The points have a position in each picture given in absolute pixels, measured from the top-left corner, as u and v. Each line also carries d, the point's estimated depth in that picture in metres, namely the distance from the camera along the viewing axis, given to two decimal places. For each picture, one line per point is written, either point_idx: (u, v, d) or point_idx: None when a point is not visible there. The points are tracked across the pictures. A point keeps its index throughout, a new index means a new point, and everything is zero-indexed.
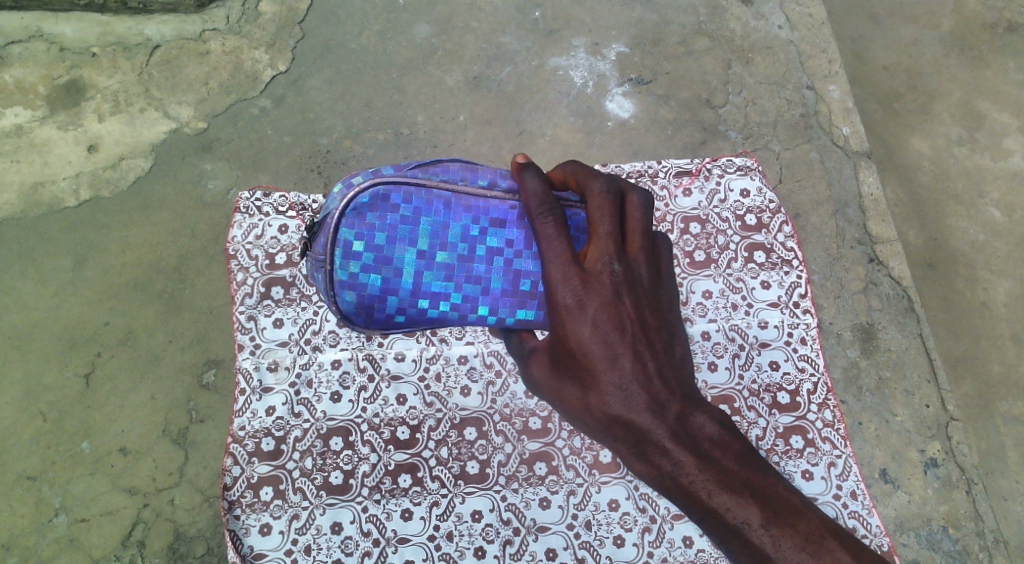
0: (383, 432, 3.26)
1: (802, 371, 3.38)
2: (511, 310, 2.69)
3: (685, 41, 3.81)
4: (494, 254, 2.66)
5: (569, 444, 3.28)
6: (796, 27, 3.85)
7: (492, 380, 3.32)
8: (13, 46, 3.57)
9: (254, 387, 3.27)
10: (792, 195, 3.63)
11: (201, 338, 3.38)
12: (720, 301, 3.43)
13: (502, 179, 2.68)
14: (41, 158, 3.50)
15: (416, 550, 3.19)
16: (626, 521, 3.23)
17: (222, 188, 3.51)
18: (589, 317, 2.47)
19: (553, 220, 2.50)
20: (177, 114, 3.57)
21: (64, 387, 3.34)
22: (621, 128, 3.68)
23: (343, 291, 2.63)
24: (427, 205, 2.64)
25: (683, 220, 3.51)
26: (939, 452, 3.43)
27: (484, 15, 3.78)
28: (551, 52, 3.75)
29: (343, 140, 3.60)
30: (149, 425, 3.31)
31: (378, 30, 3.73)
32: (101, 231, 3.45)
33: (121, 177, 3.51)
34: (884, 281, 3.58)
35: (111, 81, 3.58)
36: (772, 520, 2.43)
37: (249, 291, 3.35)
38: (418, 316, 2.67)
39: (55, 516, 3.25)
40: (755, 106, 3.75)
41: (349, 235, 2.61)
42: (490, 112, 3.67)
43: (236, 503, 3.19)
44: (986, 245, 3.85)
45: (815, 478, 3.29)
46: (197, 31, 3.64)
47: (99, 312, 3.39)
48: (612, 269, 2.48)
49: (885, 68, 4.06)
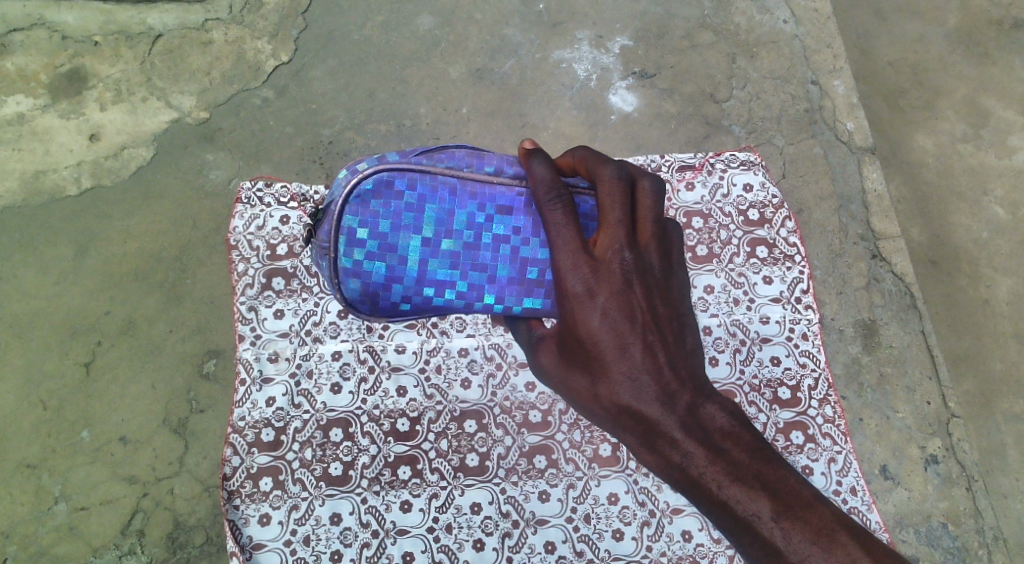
0: (383, 423, 3.26)
1: (803, 367, 3.38)
2: (518, 299, 2.67)
3: (690, 35, 3.79)
4: (500, 241, 2.66)
5: (568, 438, 3.28)
6: (801, 22, 3.83)
7: (492, 373, 3.32)
8: (15, 34, 3.56)
9: (254, 377, 3.27)
10: (795, 190, 3.62)
11: (201, 328, 3.38)
12: (722, 296, 3.42)
13: (508, 166, 2.68)
14: (42, 146, 3.50)
15: (415, 542, 3.19)
16: (625, 515, 3.23)
17: (224, 178, 3.51)
18: (599, 306, 2.46)
19: (561, 207, 2.49)
20: (179, 103, 3.56)
21: (65, 376, 3.34)
22: (625, 121, 3.67)
23: (347, 279, 2.63)
24: (432, 191, 2.64)
25: (686, 215, 3.50)
26: (939, 449, 3.43)
27: (488, 6, 3.76)
28: (555, 45, 3.74)
29: (346, 131, 3.59)
30: (149, 415, 3.32)
31: (381, 22, 3.72)
32: (102, 220, 3.45)
33: (123, 167, 3.50)
34: (886, 278, 3.57)
35: (114, 70, 3.57)
36: (783, 513, 2.43)
37: (251, 281, 3.35)
38: (423, 304, 2.66)
39: (54, 504, 3.26)
40: (759, 100, 3.73)
41: (353, 222, 2.61)
42: (493, 104, 3.65)
43: (236, 493, 3.20)
44: (990, 242, 3.84)
45: (815, 473, 3.29)
46: (200, 21, 3.63)
47: (100, 301, 3.39)
48: (623, 257, 2.47)
49: (890, 64, 4.04)
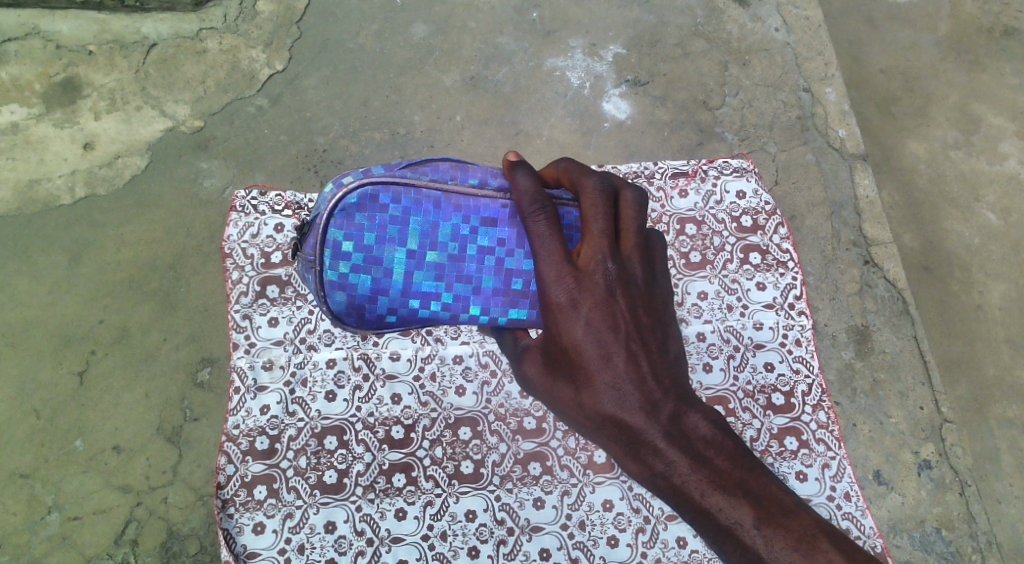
0: (377, 431, 3.26)
1: (796, 373, 3.39)
2: (503, 310, 2.69)
3: (682, 43, 3.82)
4: (485, 253, 2.67)
5: (563, 445, 3.28)
6: (793, 30, 3.85)
7: (486, 380, 3.32)
8: (9, 44, 3.57)
9: (248, 385, 3.27)
10: (788, 197, 3.64)
11: (195, 336, 3.38)
12: (715, 302, 3.43)
13: (492, 178, 2.69)
14: (36, 155, 3.50)
15: (410, 550, 3.19)
16: (620, 522, 3.24)
17: (218, 187, 3.51)
18: (582, 316, 2.48)
19: (545, 219, 2.50)
20: (173, 112, 3.57)
21: (59, 385, 3.33)
22: (618, 129, 3.69)
23: (333, 292, 2.64)
24: (416, 204, 2.64)
25: (679, 222, 3.51)
26: (933, 454, 3.44)
27: (482, 15, 3.78)
28: (549, 53, 3.76)
29: (340, 139, 3.60)
30: (143, 423, 3.31)
31: (375, 30, 3.73)
32: (96, 229, 3.45)
33: (117, 175, 3.50)
34: (879, 283, 3.58)
35: (108, 79, 3.58)
36: (765, 521, 2.44)
37: (245, 289, 3.35)
38: (409, 316, 2.67)
39: (48, 514, 3.25)
40: (751, 108, 3.75)
41: (338, 235, 2.62)
42: (487, 112, 3.67)
43: (230, 501, 3.19)
44: (982, 248, 3.86)
45: (808, 479, 3.30)
46: (194, 30, 3.64)
47: (94, 309, 3.39)
48: (606, 267, 2.49)
49: (882, 71, 4.07)
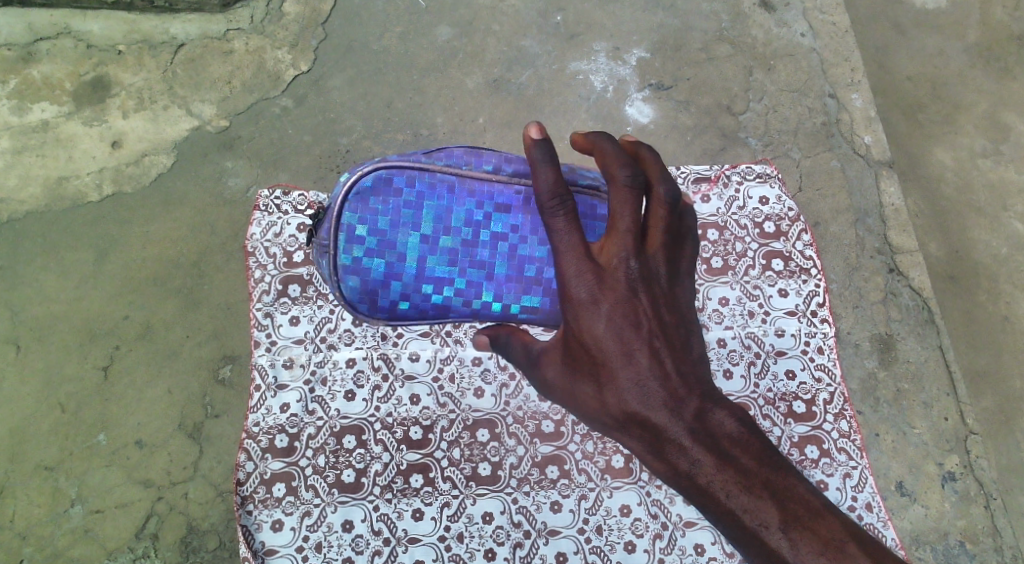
0: (396, 431, 3.27)
1: (818, 381, 3.36)
2: (516, 297, 2.71)
3: (707, 47, 3.80)
4: (498, 239, 2.69)
5: (581, 449, 3.27)
6: (819, 35, 3.83)
7: (505, 383, 3.32)
8: (41, 43, 3.62)
9: (269, 384, 3.29)
10: (812, 204, 3.61)
11: (218, 334, 3.42)
12: (737, 309, 3.41)
13: (507, 163, 2.69)
14: (66, 153, 3.55)
15: (427, 550, 3.19)
16: (637, 527, 3.22)
17: (242, 186, 3.55)
18: (604, 313, 2.47)
19: (563, 215, 2.48)
20: (199, 111, 3.61)
21: (83, 380, 3.37)
22: (641, 133, 3.68)
23: (347, 276, 2.67)
24: (430, 189, 2.67)
25: (702, 226, 3.48)
26: (957, 466, 3.40)
27: (506, 18, 3.79)
28: (572, 56, 3.76)
29: (363, 140, 3.62)
30: (165, 419, 3.35)
31: (399, 32, 3.75)
32: (123, 226, 3.49)
33: (143, 173, 3.55)
34: (904, 292, 3.55)
35: (137, 78, 3.63)
36: (792, 523, 2.40)
37: (266, 288, 3.37)
38: (422, 301, 2.70)
39: (71, 507, 3.28)
40: (776, 113, 3.73)
41: (352, 219, 2.65)
42: (509, 115, 3.68)
43: (249, 498, 3.21)
44: (1009, 258, 3.81)
45: (830, 488, 3.27)
46: (221, 30, 3.68)
47: (119, 305, 3.43)
48: (629, 266, 2.48)
49: (910, 78, 4.03)
